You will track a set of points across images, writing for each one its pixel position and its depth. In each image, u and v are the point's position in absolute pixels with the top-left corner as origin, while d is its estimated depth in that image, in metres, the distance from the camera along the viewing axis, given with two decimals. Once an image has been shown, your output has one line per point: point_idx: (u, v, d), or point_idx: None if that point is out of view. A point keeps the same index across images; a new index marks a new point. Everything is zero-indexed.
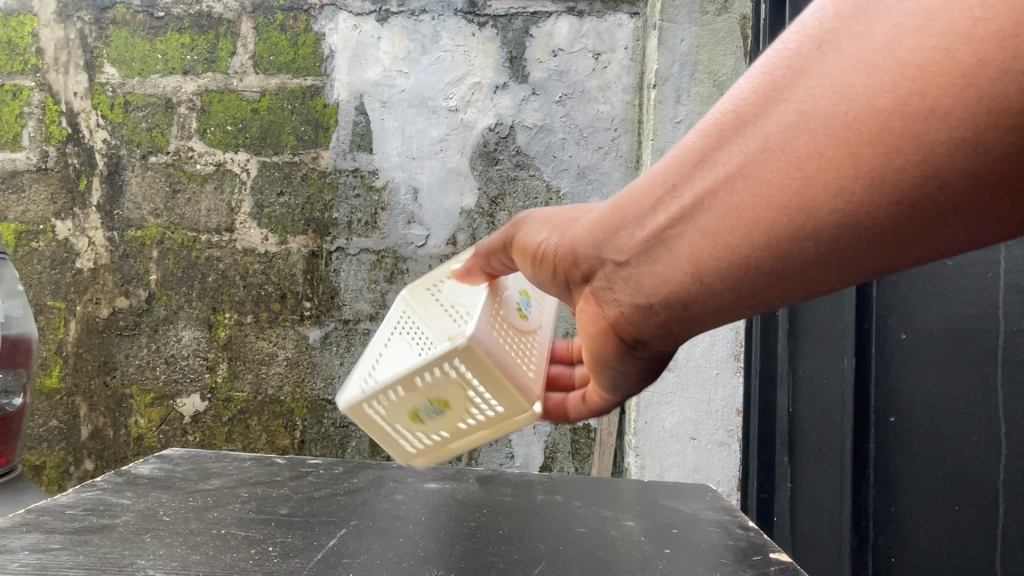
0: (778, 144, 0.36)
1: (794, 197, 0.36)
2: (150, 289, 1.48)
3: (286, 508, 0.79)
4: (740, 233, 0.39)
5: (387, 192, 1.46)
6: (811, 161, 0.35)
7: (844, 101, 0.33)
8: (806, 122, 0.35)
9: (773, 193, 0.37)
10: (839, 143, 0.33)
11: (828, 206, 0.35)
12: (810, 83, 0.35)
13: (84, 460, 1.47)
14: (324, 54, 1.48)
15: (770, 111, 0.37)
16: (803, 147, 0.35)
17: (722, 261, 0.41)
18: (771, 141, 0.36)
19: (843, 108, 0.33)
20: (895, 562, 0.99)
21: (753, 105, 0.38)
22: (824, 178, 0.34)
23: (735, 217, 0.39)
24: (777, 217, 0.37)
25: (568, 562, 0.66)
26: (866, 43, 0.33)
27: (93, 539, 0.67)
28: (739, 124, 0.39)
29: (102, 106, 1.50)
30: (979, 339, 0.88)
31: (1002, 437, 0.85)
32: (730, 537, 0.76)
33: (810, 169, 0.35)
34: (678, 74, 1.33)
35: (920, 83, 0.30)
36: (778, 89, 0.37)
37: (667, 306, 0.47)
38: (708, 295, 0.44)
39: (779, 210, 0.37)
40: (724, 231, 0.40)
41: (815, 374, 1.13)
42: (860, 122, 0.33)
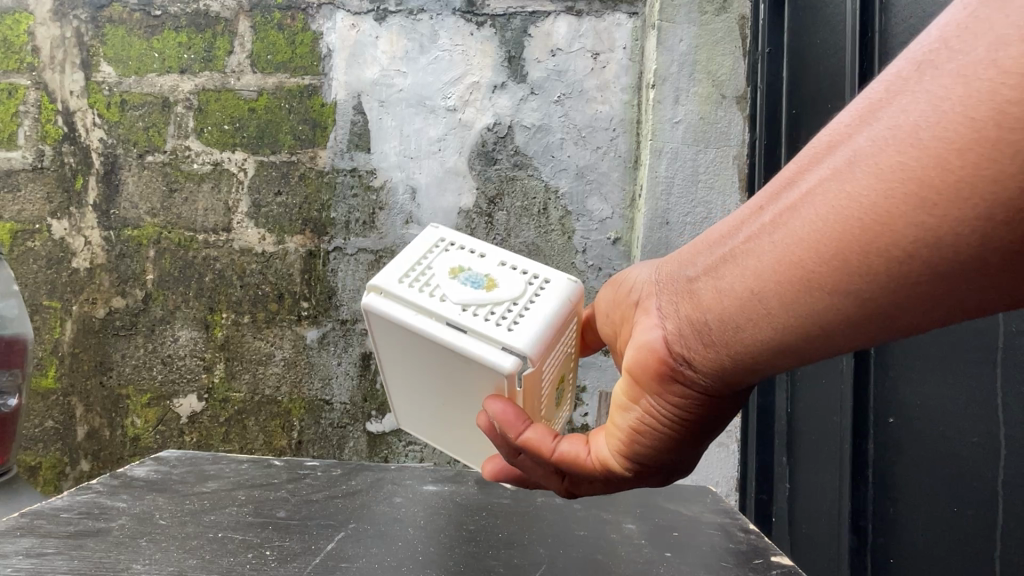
0: (864, 159, 0.40)
1: (870, 212, 0.39)
2: (147, 289, 1.47)
3: (283, 511, 0.78)
4: (814, 244, 0.42)
5: (384, 191, 1.46)
6: (892, 174, 0.38)
7: (932, 123, 0.37)
8: (894, 145, 0.39)
9: (852, 208, 0.40)
10: (923, 157, 0.37)
11: (906, 224, 0.38)
12: (900, 104, 0.39)
13: (80, 461, 1.47)
14: (321, 52, 1.47)
15: (861, 135, 0.41)
16: (887, 162, 0.39)
17: (789, 278, 0.44)
18: (861, 161, 0.40)
19: (930, 129, 0.37)
20: (896, 563, 0.98)
21: (847, 130, 0.42)
22: (905, 195, 0.38)
23: (813, 232, 0.42)
24: (850, 232, 0.40)
25: (567, 566, 0.66)
26: (963, 59, 0.36)
27: (88, 543, 0.66)
28: (831, 146, 0.43)
29: (98, 105, 1.49)
30: (979, 340, 0.88)
31: (1002, 438, 0.85)
32: (731, 540, 0.75)
33: (890, 181, 0.38)
34: (677, 74, 1.32)
35: (1000, 105, 0.34)
36: (871, 115, 0.41)
37: (727, 322, 0.50)
38: (771, 313, 0.46)
39: (855, 225, 0.40)
40: (800, 243, 0.43)
41: (812, 374, 1.15)
42: (942, 144, 0.36)
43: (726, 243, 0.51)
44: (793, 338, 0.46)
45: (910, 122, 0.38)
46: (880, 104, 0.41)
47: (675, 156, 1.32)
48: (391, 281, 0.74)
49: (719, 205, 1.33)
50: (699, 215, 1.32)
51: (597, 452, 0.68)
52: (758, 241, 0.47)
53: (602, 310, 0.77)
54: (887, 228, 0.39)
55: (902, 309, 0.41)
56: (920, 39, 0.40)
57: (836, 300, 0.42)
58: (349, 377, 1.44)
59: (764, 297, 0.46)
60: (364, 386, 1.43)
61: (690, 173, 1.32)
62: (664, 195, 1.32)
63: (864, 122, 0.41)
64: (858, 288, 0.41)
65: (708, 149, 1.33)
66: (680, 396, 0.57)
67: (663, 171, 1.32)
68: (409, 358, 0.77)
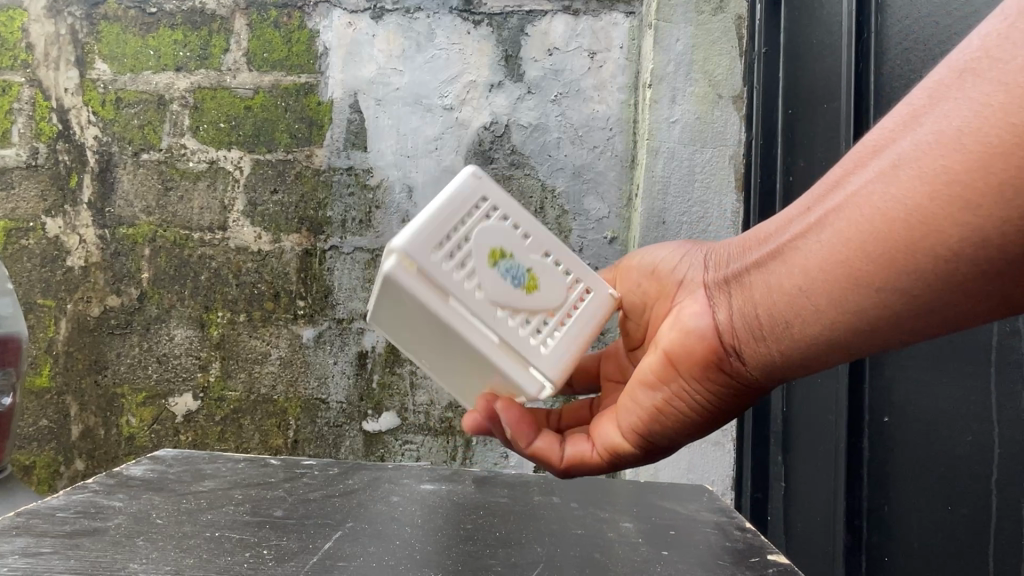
0: (908, 163, 0.44)
1: (916, 214, 0.43)
2: (142, 287, 1.46)
3: (280, 510, 0.78)
4: (861, 245, 0.46)
5: (381, 190, 1.46)
6: (936, 179, 0.42)
7: (973, 126, 0.40)
8: (936, 150, 0.42)
9: (897, 210, 0.44)
10: (965, 162, 0.40)
11: (949, 224, 0.41)
12: (943, 110, 0.42)
13: (75, 460, 1.46)
14: (318, 51, 1.47)
15: (905, 138, 0.45)
16: (931, 164, 0.42)
17: (835, 274, 0.48)
18: (905, 163, 0.44)
19: (971, 131, 0.40)
20: (889, 563, 0.99)
21: (892, 132, 0.46)
22: (949, 197, 0.41)
23: (859, 231, 0.46)
24: (896, 232, 0.44)
25: (565, 564, 0.66)
26: (1005, 67, 0.38)
27: (84, 543, 0.66)
28: (877, 148, 0.47)
29: (93, 103, 1.49)
30: (973, 340, 0.89)
31: (995, 436, 0.86)
32: (728, 538, 0.76)
33: (934, 188, 0.42)
34: (674, 74, 1.33)
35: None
36: (915, 118, 0.44)
37: (776, 317, 0.54)
38: (818, 310, 0.50)
39: (901, 226, 0.44)
40: (847, 243, 0.47)
41: (808, 373, 1.16)
42: (983, 146, 0.39)
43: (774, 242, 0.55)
44: (838, 332, 0.50)
45: (953, 127, 0.41)
46: (922, 107, 0.44)
47: (672, 155, 1.32)
48: (424, 253, 0.65)
49: (715, 204, 1.32)
50: (695, 214, 1.32)
51: (601, 442, 0.70)
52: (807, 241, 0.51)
53: (627, 292, 0.80)
54: (930, 230, 0.42)
55: (946, 302, 0.44)
56: (962, 41, 0.43)
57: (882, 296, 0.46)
58: (345, 376, 1.43)
59: (811, 294, 0.51)
60: (360, 385, 1.43)
61: (687, 173, 1.32)
62: (661, 194, 1.32)
63: (908, 125, 0.45)
64: (902, 286, 0.45)
65: (705, 149, 1.33)
66: (721, 387, 0.61)
67: (659, 170, 1.32)
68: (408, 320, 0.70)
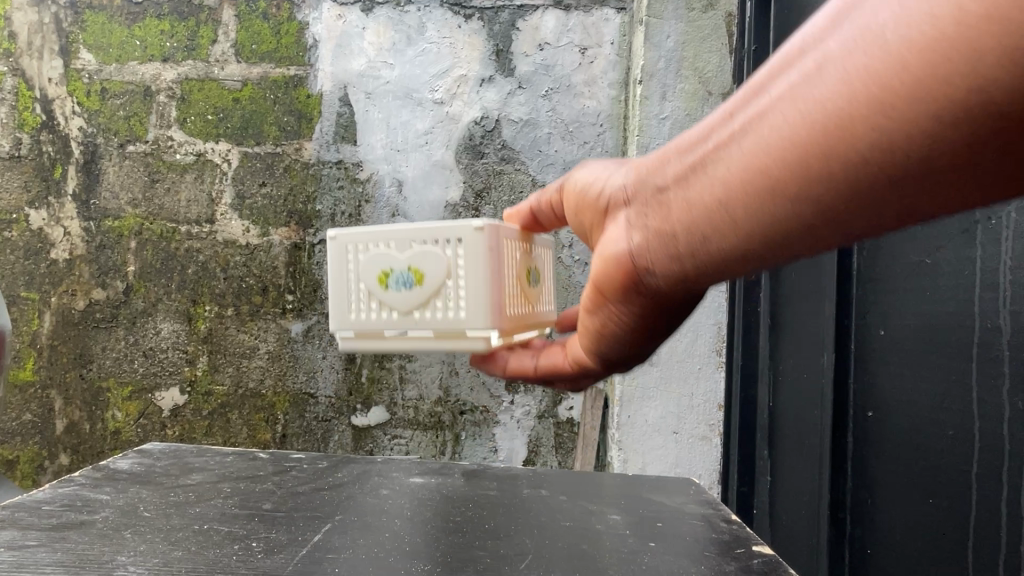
0: (835, 58, 0.34)
1: (841, 123, 0.34)
2: (128, 280, 1.45)
3: (269, 502, 0.78)
4: (776, 163, 0.38)
5: (371, 183, 1.45)
6: (868, 79, 0.33)
7: (915, 11, 0.31)
8: (870, 42, 0.33)
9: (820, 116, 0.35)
10: (911, 59, 0.31)
11: (881, 135, 0.33)
12: (875, 1, 0.33)
13: (59, 455, 1.45)
14: (307, 43, 1.46)
15: (833, 29, 0.35)
16: (859, 62, 0.33)
17: (746, 196, 0.40)
18: (831, 58, 0.35)
19: (914, 18, 0.31)
20: (871, 554, 1.01)
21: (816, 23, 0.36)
22: (883, 101, 0.33)
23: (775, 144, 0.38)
24: (817, 146, 0.36)
25: (553, 556, 0.67)
26: None
27: (71, 535, 0.65)
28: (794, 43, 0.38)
29: (77, 93, 1.47)
30: (954, 335, 0.89)
31: (975, 431, 0.86)
32: (713, 530, 0.76)
33: (842, 100, 0.34)
34: (664, 70, 1.34)
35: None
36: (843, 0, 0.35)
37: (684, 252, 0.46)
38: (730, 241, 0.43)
39: (824, 138, 0.35)
40: (757, 162, 0.39)
41: (793, 371, 1.17)
42: (928, 37, 0.30)
43: (676, 163, 0.46)
44: (754, 260, 0.44)
45: (892, 15, 0.32)
46: None
47: None
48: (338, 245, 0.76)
49: None
50: None
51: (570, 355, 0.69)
52: (702, 150, 0.43)
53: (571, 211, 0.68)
54: (860, 144, 0.34)
55: (871, 217, 0.38)
56: None
57: (769, 222, 0.40)
58: (334, 370, 1.43)
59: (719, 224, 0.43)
60: (349, 379, 1.43)
61: None
62: None
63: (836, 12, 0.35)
64: (795, 213, 0.39)
65: None
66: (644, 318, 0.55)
67: None
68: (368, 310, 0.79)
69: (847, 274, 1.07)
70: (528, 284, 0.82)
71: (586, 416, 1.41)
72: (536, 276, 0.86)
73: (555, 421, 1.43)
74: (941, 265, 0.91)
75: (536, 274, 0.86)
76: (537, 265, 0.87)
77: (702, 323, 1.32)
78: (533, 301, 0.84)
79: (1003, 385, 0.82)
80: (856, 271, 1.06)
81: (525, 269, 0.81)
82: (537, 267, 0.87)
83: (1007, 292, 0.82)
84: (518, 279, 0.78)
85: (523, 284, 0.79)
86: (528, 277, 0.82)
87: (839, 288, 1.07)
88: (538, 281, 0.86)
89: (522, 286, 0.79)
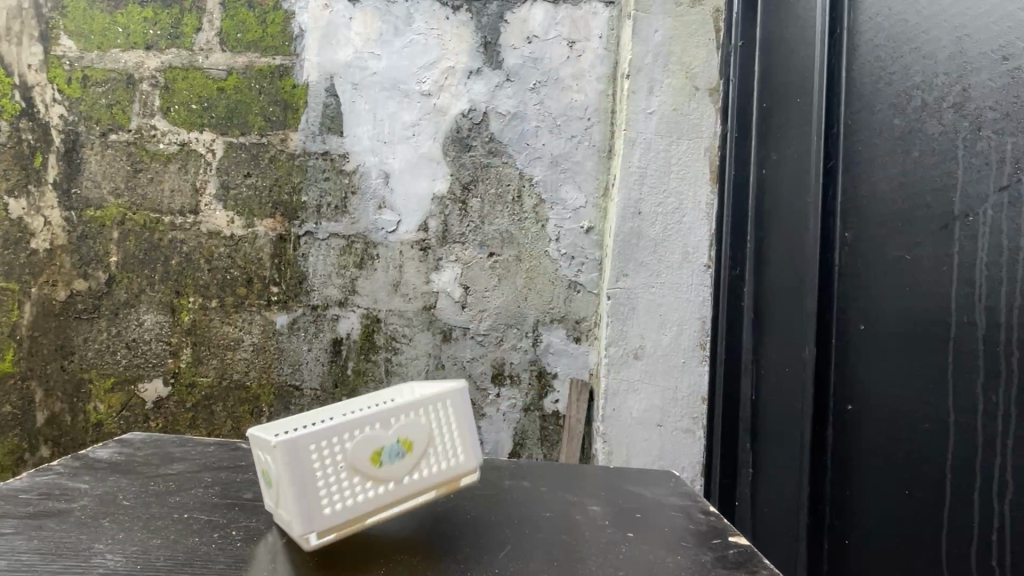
0: None
1: None
2: (110, 271, 1.43)
3: (250, 492, 0.78)
4: None
5: (357, 175, 1.44)
6: None
7: None
8: None
9: None
10: None
11: None
12: None
13: (40, 446, 1.43)
14: (293, 32, 1.45)
15: None
16: None
17: None
18: None
19: None
20: (850, 544, 1.02)
21: None
22: None
23: None
24: None
25: (533, 546, 0.67)
26: None
27: (49, 523, 0.65)
28: None
29: (58, 80, 1.44)
30: (932, 330, 0.91)
31: (951, 422, 0.88)
32: (691, 520, 0.78)
33: None
34: (651, 65, 1.35)
35: None
36: None
37: None
38: None
39: None
40: None
41: (777, 364, 1.18)
42: None
43: None
44: None
45: None
46: None
47: (649, 146, 1.34)
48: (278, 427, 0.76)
49: (690, 195, 1.33)
50: (670, 205, 1.33)
51: None
52: None
53: None
54: None
55: None
56: None
57: None
58: (319, 363, 1.43)
59: None
60: (334, 371, 1.43)
61: (663, 164, 1.34)
62: (636, 184, 1.34)
63: None
64: None
65: (681, 140, 1.34)
66: None
67: (636, 161, 1.34)
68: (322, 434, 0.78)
69: (829, 268, 1.08)
70: (376, 447, 0.64)
71: (571, 409, 1.41)
72: (398, 441, 0.65)
73: (540, 415, 1.43)
74: (920, 264, 0.93)
75: (402, 444, 0.65)
76: (404, 424, 0.66)
77: (687, 318, 1.32)
78: (394, 473, 0.65)
79: (977, 376, 0.86)
80: (839, 267, 1.07)
81: (376, 419, 0.65)
82: (408, 433, 0.66)
83: (982, 287, 0.86)
84: (348, 451, 0.62)
85: (358, 461, 0.62)
86: (374, 430, 0.64)
87: (822, 281, 1.08)
88: (411, 449, 0.66)
89: (359, 465, 0.62)
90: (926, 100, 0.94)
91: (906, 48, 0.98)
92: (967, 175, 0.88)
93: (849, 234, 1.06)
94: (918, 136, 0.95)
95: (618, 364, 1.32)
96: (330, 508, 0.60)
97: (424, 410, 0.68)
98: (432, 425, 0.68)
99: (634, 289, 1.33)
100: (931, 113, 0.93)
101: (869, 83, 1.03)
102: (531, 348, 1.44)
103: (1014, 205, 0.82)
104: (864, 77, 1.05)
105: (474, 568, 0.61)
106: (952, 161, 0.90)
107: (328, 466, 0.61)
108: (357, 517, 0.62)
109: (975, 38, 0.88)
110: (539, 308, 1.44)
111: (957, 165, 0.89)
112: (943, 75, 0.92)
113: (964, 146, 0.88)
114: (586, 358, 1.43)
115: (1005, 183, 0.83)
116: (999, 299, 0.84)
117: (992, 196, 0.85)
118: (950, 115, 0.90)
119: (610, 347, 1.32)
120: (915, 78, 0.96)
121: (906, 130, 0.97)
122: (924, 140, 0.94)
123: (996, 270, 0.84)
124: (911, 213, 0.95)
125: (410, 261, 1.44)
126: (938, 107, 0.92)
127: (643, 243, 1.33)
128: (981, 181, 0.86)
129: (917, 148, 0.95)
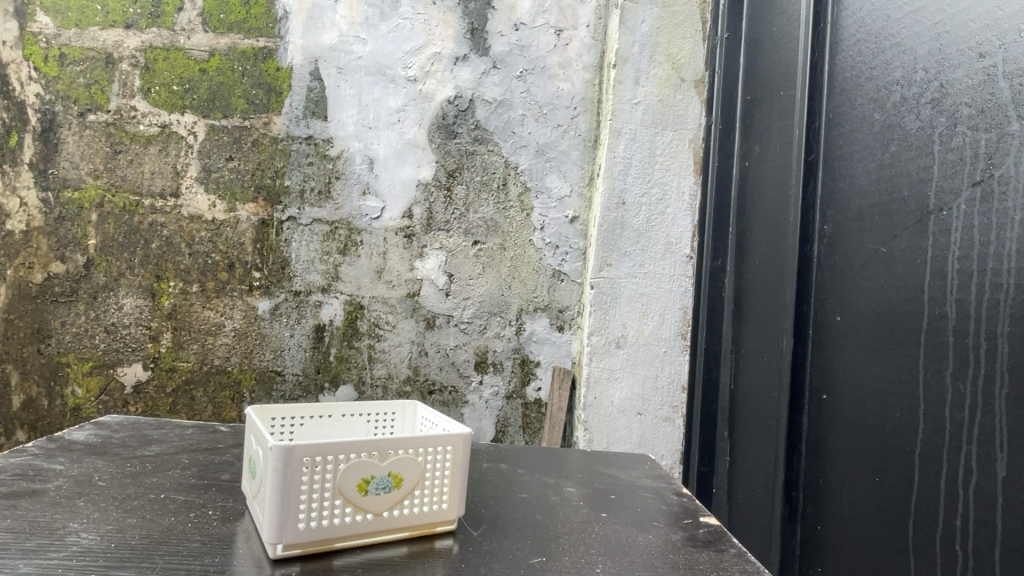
0: None
1: None
2: (88, 254, 1.40)
3: (227, 474, 0.78)
4: None
5: (342, 160, 1.43)
6: None
7: None
8: None
9: None
10: None
11: None
12: None
13: (16, 431, 1.40)
14: (277, 14, 1.43)
15: None
16: None
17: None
18: None
19: None
20: (822, 530, 1.03)
21: None
22: None
23: None
24: None
25: (508, 525, 0.68)
26: None
27: (22, 503, 0.64)
28: None
29: (34, 57, 1.41)
30: (903, 321, 0.91)
31: (920, 413, 0.87)
32: (665, 502, 0.79)
33: None
34: (638, 56, 1.35)
35: None
36: None
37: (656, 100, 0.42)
38: None
39: None
40: None
41: (754, 354, 1.21)
42: None
43: None
44: None
45: None
46: None
47: (634, 137, 1.35)
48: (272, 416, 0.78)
49: (674, 186, 1.35)
50: (654, 195, 1.34)
51: None
52: None
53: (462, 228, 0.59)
54: None
55: None
56: None
57: None
58: (301, 349, 1.42)
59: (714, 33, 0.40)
60: (318, 358, 1.42)
61: (649, 154, 1.35)
62: (621, 174, 1.34)
63: None
64: None
65: (665, 131, 1.35)
66: None
67: (621, 151, 1.35)
68: (308, 428, 0.81)
69: (807, 262, 1.11)
70: (365, 476, 0.59)
71: (554, 397, 1.42)
72: (390, 474, 0.60)
73: (523, 402, 1.44)
74: (896, 255, 0.93)
75: (393, 478, 0.61)
76: (401, 458, 0.61)
77: (669, 308, 1.34)
78: (378, 505, 0.60)
79: (947, 368, 0.84)
80: (816, 257, 1.10)
81: (374, 449, 0.60)
82: (402, 468, 0.61)
83: (954, 280, 0.84)
84: (339, 474, 0.58)
85: (345, 487, 0.59)
86: (368, 457, 0.60)
87: (800, 274, 1.11)
88: (401, 484, 0.61)
89: (345, 489, 0.59)
90: (905, 95, 0.94)
91: (888, 43, 0.98)
92: (941, 171, 0.86)
93: (827, 226, 1.08)
94: (897, 131, 0.95)
95: (600, 352, 1.33)
96: (303, 524, 0.57)
97: (426, 448, 0.63)
98: (429, 466, 0.63)
99: (617, 278, 1.34)
100: (909, 109, 0.93)
101: (851, 77, 1.04)
102: (514, 336, 1.44)
103: (986, 202, 0.80)
104: (847, 71, 1.05)
105: (450, 546, 0.62)
106: (928, 157, 0.89)
107: (315, 485, 0.57)
108: (325, 540, 0.59)
109: (954, 33, 0.86)
110: (523, 295, 1.44)
111: (932, 160, 0.88)
112: (922, 71, 0.91)
113: (940, 141, 0.87)
114: (569, 346, 1.44)
115: (977, 179, 0.81)
116: (969, 293, 0.81)
117: (964, 191, 0.83)
118: (928, 111, 0.89)
119: (592, 336, 1.33)
120: (895, 74, 0.96)
121: (885, 124, 0.97)
122: (902, 135, 0.94)
123: (968, 264, 0.82)
124: (888, 208, 0.95)
125: (394, 248, 1.44)
126: (917, 103, 0.91)
127: (627, 233, 1.34)
128: (954, 177, 0.84)
129: (895, 142, 0.95)
